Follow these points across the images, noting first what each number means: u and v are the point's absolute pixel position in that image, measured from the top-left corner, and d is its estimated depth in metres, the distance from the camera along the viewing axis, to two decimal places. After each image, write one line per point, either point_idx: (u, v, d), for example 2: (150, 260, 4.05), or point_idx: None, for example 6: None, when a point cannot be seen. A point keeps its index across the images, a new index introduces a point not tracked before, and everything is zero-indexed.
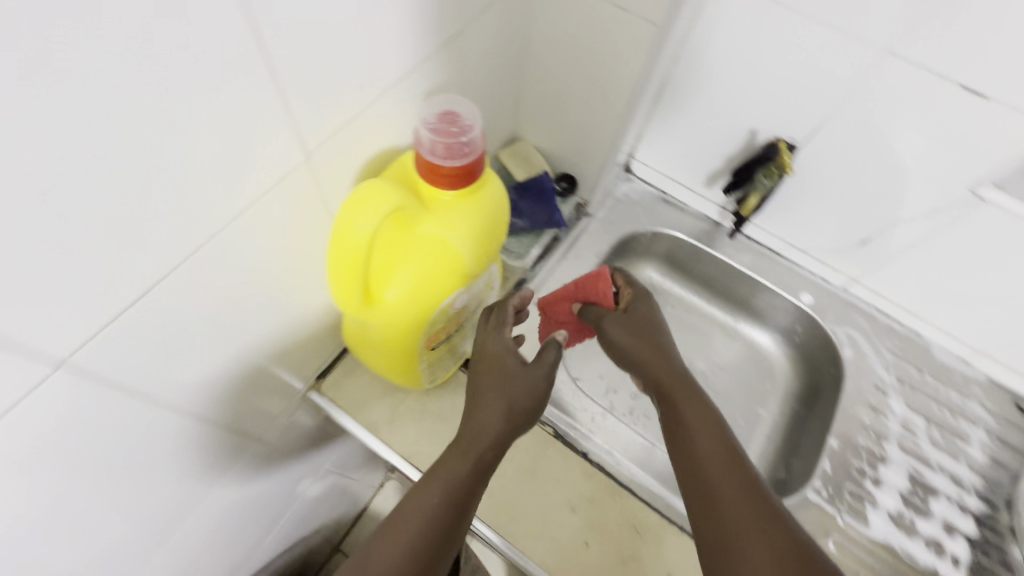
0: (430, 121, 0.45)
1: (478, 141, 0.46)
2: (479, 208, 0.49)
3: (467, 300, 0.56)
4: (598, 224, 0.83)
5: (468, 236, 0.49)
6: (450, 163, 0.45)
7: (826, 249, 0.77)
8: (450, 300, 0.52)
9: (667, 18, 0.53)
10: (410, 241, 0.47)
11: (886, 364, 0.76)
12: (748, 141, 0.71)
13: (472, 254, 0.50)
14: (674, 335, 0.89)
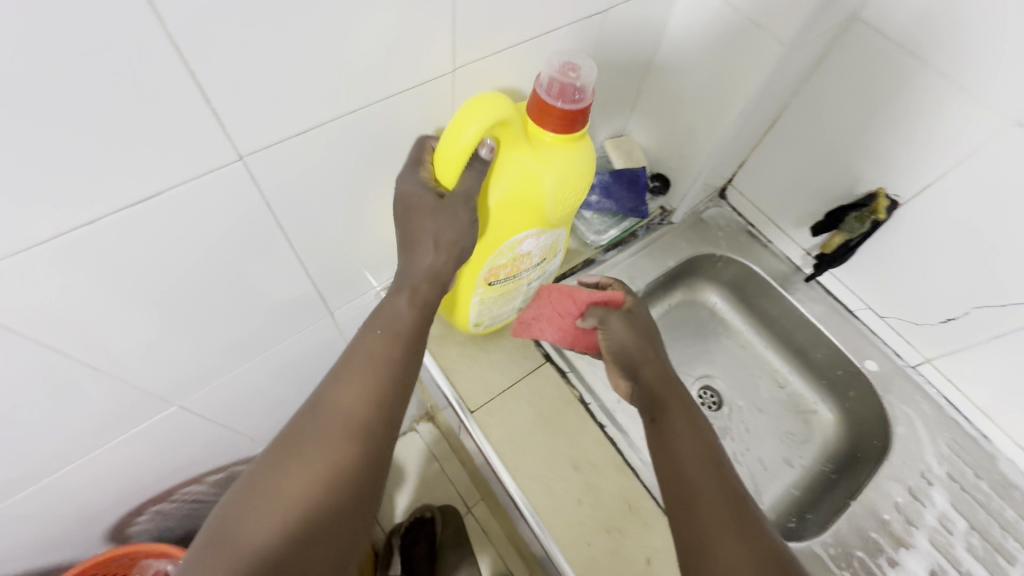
0: (551, 66, 0.47)
1: (588, 92, 0.48)
2: (574, 158, 0.51)
3: (535, 248, 0.58)
4: (677, 236, 0.86)
5: (560, 179, 0.51)
6: (558, 105, 0.48)
7: (905, 320, 0.75)
8: (521, 235, 0.55)
9: (798, 41, 0.56)
10: (505, 163, 0.50)
11: (940, 455, 0.71)
12: (849, 189, 0.72)
13: (556, 201, 0.53)
14: (721, 365, 0.89)
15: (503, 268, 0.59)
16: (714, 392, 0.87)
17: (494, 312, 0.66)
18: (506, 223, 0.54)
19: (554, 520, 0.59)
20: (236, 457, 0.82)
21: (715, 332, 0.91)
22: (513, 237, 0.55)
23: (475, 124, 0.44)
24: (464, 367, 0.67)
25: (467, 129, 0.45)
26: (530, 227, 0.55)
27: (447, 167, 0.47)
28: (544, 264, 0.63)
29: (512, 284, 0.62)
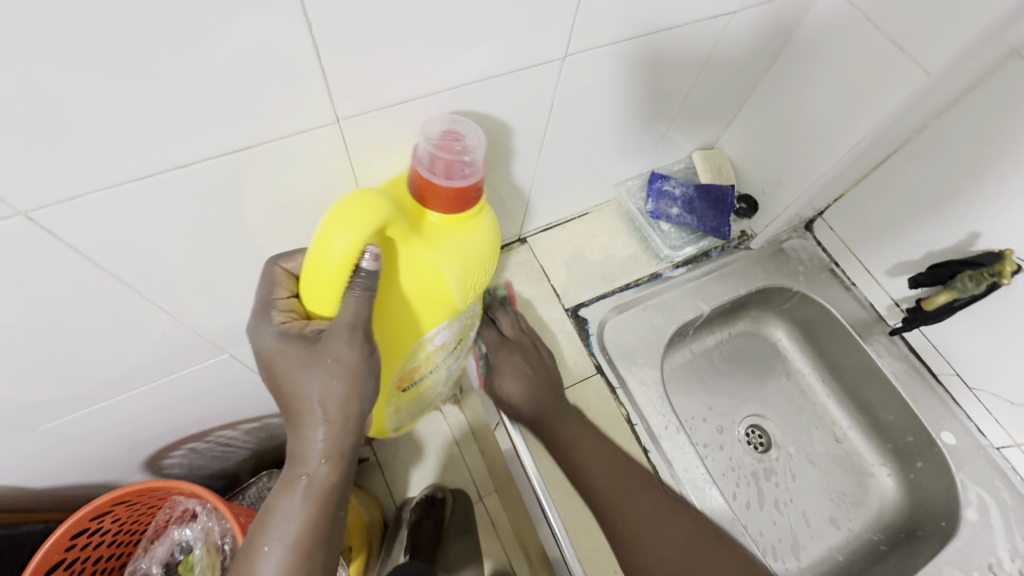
0: (432, 137, 0.43)
1: (479, 163, 0.44)
2: (474, 235, 0.47)
3: (448, 338, 0.56)
4: (753, 263, 0.80)
5: (465, 266, 0.48)
6: (449, 183, 0.43)
7: (998, 396, 0.68)
8: (433, 329, 0.53)
9: (946, 72, 0.50)
10: (399, 266, 0.46)
11: (1013, 550, 0.64)
12: (963, 244, 0.64)
13: (464, 287, 0.50)
14: (776, 406, 0.84)
15: (417, 368, 0.57)
16: (763, 433, 0.81)
17: (429, 389, 0.65)
18: (413, 322, 0.51)
19: (583, 540, 0.57)
20: (271, 409, 0.84)
21: (775, 370, 0.86)
22: (423, 338, 0.53)
23: (341, 246, 0.40)
24: (515, 367, 0.65)
25: (331, 249, 0.40)
26: (441, 321, 0.52)
27: (325, 292, 0.44)
28: (464, 342, 0.61)
29: (434, 372, 0.61)
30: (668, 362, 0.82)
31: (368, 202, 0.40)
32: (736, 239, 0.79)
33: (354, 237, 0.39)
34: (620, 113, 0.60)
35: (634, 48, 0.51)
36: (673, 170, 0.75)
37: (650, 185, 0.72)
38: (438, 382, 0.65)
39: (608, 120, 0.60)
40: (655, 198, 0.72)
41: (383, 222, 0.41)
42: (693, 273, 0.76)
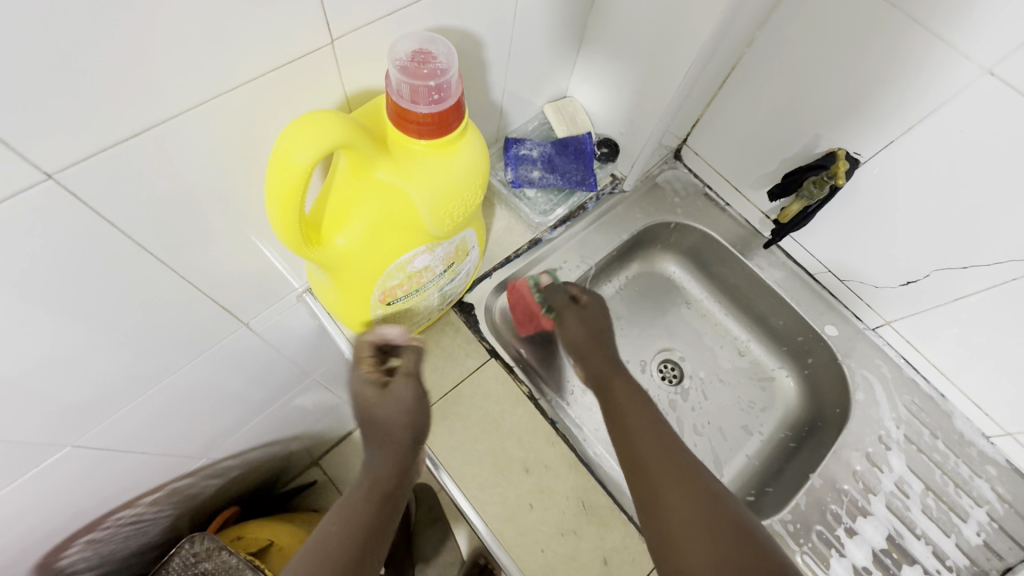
0: (399, 59, 0.37)
1: (454, 86, 0.38)
2: (459, 162, 0.42)
3: (432, 264, 0.50)
4: (630, 205, 0.80)
5: (442, 194, 0.42)
6: (419, 108, 0.37)
7: (866, 284, 0.72)
8: (411, 255, 0.46)
9: None
10: (365, 192, 0.40)
11: (898, 418, 0.71)
12: (809, 148, 0.66)
13: (440, 218, 0.44)
14: (681, 334, 0.86)
15: (398, 290, 0.49)
16: (674, 365, 0.83)
17: (411, 318, 0.57)
18: (383, 254, 0.44)
19: (505, 530, 0.56)
20: (169, 474, 0.76)
21: (674, 302, 0.87)
22: (402, 262, 0.46)
23: (306, 157, 0.34)
24: None
25: (293, 166, 0.34)
26: (417, 249, 0.46)
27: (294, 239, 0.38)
28: (453, 268, 0.55)
29: (416, 300, 0.53)
30: None
31: (336, 117, 0.35)
32: (609, 184, 0.77)
33: (318, 152, 0.34)
34: None
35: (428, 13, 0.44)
36: (529, 129, 0.72)
37: (506, 154, 0.68)
38: (423, 312, 0.57)
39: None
40: (513, 167, 0.67)
41: (353, 138, 0.36)
42: (570, 229, 0.74)
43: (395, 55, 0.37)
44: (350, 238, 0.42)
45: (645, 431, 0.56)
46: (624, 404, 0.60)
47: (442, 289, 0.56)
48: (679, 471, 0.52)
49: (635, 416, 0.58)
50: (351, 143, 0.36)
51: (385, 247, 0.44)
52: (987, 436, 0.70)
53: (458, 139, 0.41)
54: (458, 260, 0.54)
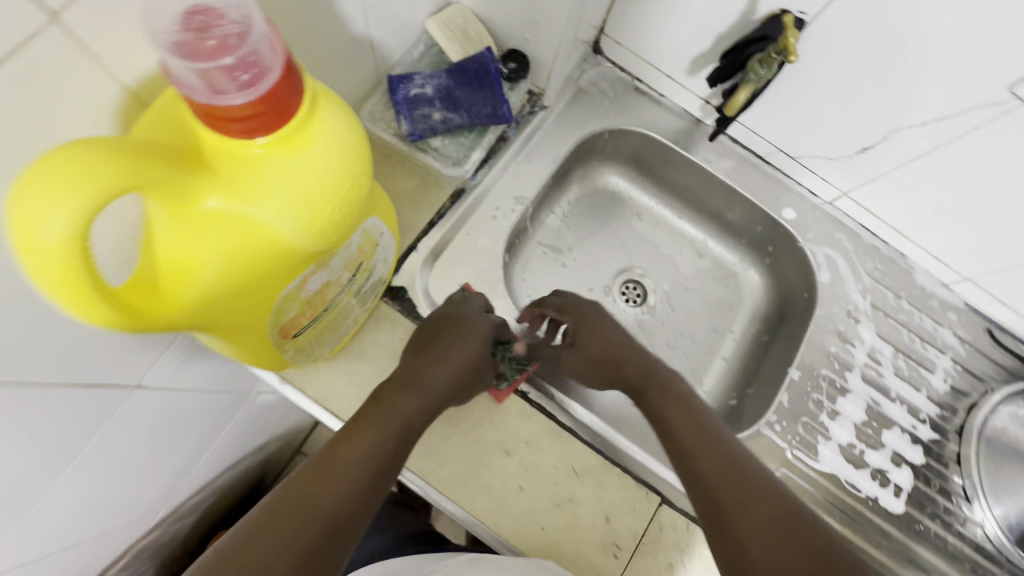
0: (171, 32, 0.23)
1: (269, 50, 0.26)
2: (319, 157, 0.30)
3: (333, 278, 0.39)
4: (556, 122, 0.69)
5: (309, 206, 0.31)
6: (228, 100, 0.25)
7: (820, 158, 0.66)
8: (300, 281, 0.36)
9: None
10: (197, 234, 0.28)
11: (864, 289, 0.69)
12: (745, 15, 0.55)
13: (317, 235, 0.33)
14: (637, 249, 0.80)
15: (301, 318, 0.39)
16: (636, 284, 0.78)
17: (333, 333, 0.47)
18: (259, 293, 0.34)
19: (500, 519, 0.53)
20: (126, 541, 0.69)
21: (624, 215, 0.80)
22: (290, 293, 0.36)
23: (64, 223, 0.23)
24: (345, 388, 0.53)
25: (51, 240, 0.23)
26: (304, 272, 0.35)
27: (132, 322, 0.28)
28: (363, 267, 0.44)
29: (329, 317, 0.44)
30: (517, 271, 0.73)
31: (91, 149, 0.23)
32: (526, 103, 0.66)
33: (81, 212, 0.23)
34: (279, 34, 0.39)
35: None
36: (415, 58, 0.57)
37: (394, 98, 0.53)
38: (345, 321, 0.48)
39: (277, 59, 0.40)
40: (407, 113, 0.53)
41: (136, 174, 0.24)
42: (493, 170, 0.64)
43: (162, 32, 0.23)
44: (204, 292, 0.31)
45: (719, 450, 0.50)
46: (665, 403, 0.56)
47: (359, 291, 0.47)
48: (742, 480, 0.47)
49: (700, 442, 0.51)
50: (137, 181, 0.24)
51: (259, 285, 0.33)
52: (947, 284, 0.70)
53: (304, 124, 0.29)
54: (366, 257, 0.44)
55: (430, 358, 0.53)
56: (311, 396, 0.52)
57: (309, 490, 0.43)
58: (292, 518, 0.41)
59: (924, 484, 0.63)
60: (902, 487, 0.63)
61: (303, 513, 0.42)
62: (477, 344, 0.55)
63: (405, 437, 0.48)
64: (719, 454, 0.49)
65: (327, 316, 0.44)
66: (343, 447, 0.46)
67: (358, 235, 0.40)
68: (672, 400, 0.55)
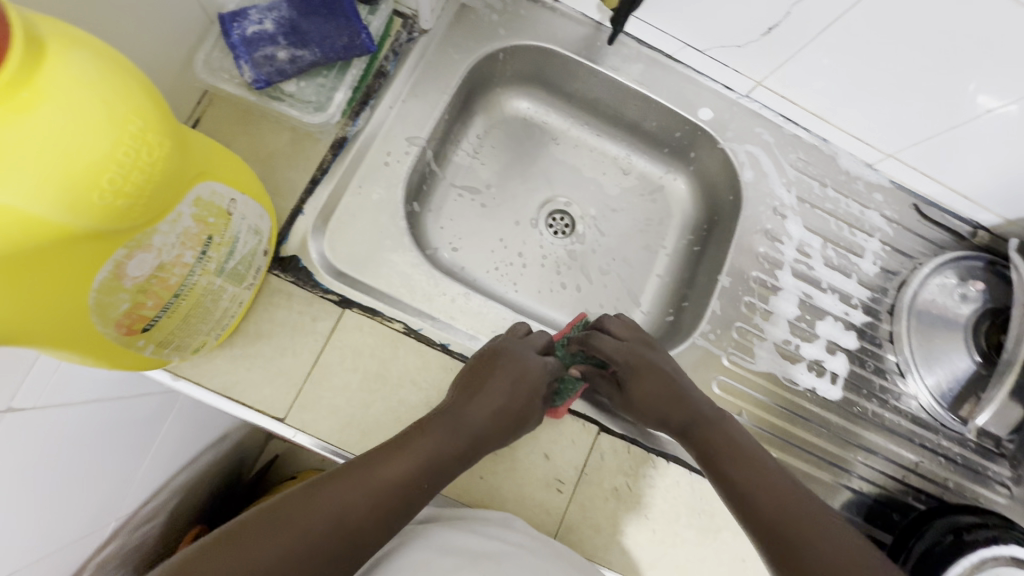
0: None
1: None
2: (63, 108, 0.24)
3: (167, 255, 0.34)
4: (441, 46, 0.62)
5: (73, 171, 0.25)
6: None
7: (727, 47, 0.61)
8: (115, 265, 0.31)
9: None
10: None
11: (789, 182, 0.67)
12: None
13: (105, 207, 0.27)
14: (558, 175, 0.75)
15: (144, 307, 0.35)
16: (562, 214, 0.74)
17: (206, 317, 0.43)
18: (60, 288, 0.29)
19: None
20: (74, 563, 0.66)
21: (539, 141, 0.75)
22: (106, 279, 0.31)
23: None
24: (247, 373, 0.49)
25: None
26: (115, 253, 0.30)
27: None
28: (217, 240, 0.39)
29: (188, 301, 0.39)
30: (431, 219, 0.68)
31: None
32: (401, 29, 0.59)
33: None
34: None
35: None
36: None
37: (228, 41, 0.45)
38: (220, 302, 0.43)
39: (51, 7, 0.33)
40: (247, 57, 0.45)
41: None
42: (377, 112, 0.58)
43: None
44: None
45: (727, 449, 0.50)
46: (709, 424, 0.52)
47: (224, 268, 0.42)
48: (787, 501, 0.45)
49: (715, 439, 0.50)
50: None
51: (54, 278, 0.28)
52: (871, 164, 0.69)
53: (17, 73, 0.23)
54: (217, 226, 0.39)
55: (480, 393, 0.50)
56: (208, 387, 0.48)
57: (299, 506, 0.40)
58: (273, 526, 0.38)
59: (860, 368, 0.64)
60: (838, 374, 0.63)
61: (282, 534, 0.38)
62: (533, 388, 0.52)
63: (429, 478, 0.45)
64: (767, 485, 0.47)
65: (188, 302, 0.39)
66: (365, 473, 0.42)
67: (192, 203, 0.35)
68: (714, 425, 0.52)
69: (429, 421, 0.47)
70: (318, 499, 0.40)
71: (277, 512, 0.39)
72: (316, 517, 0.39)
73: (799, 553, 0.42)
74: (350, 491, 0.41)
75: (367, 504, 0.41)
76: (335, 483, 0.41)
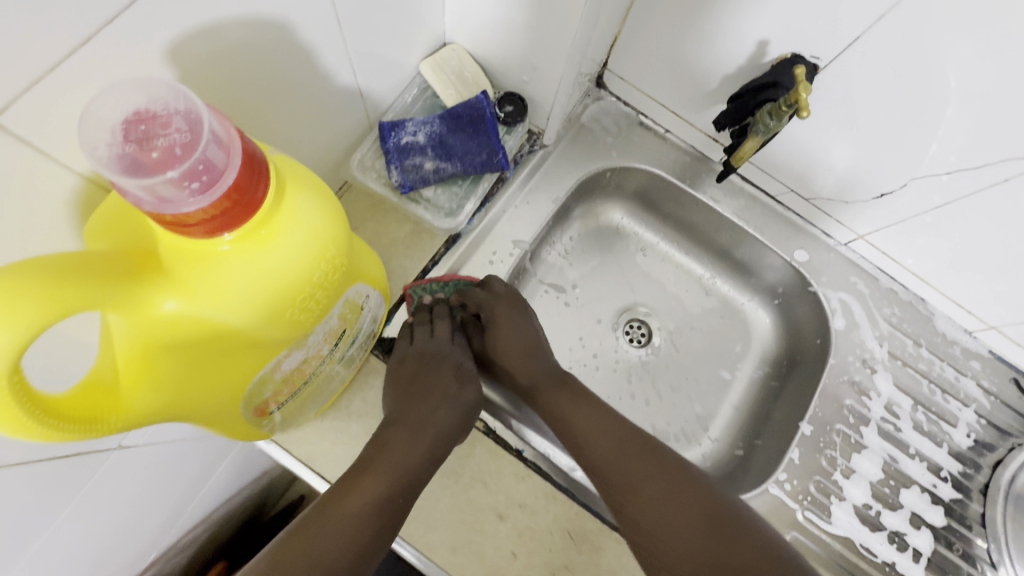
0: (118, 145, 0.21)
1: (226, 139, 0.24)
2: (286, 243, 0.28)
3: (312, 351, 0.37)
4: (556, 161, 0.67)
5: (278, 292, 0.29)
6: (187, 208, 0.23)
7: (834, 201, 0.63)
8: (274, 362, 0.34)
9: None
10: (154, 333, 0.26)
11: (881, 336, 0.66)
12: (754, 58, 0.53)
13: (288, 320, 0.31)
14: (642, 286, 0.77)
15: (279, 393, 0.38)
16: (641, 324, 0.75)
17: (318, 397, 0.45)
18: (228, 379, 0.32)
19: None
20: None
21: (628, 251, 0.77)
22: (263, 374, 0.34)
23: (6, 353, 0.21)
24: (333, 450, 0.51)
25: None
26: (279, 354, 0.33)
27: (85, 434, 0.26)
28: (348, 332, 0.43)
29: (313, 385, 0.42)
30: None
31: (16, 278, 0.21)
32: (526, 142, 0.64)
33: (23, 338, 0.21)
34: (258, 100, 0.38)
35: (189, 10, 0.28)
36: (408, 103, 0.56)
37: (385, 146, 0.51)
38: (333, 383, 0.46)
39: (255, 125, 0.39)
40: (397, 162, 0.51)
41: (75, 301, 0.22)
42: (491, 214, 0.61)
43: (103, 115, 0.21)
44: (167, 389, 0.29)
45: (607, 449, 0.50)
46: (571, 409, 0.53)
47: (345, 355, 0.45)
48: (680, 492, 0.47)
49: (603, 439, 0.51)
50: (76, 306, 0.22)
51: (227, 373, 0.31)
52: (970, 331, 0.67)
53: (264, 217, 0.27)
54: (351, 322, 0.42)
55: (421, 391, 0.50)
56: (297, 456, 0.50)
57: (291, 544, 0.40)
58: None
59: (946, 548, 0.60)
60: (922, 552, 0.59)
61: None
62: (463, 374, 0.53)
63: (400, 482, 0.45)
64: (667, 482, 0.47)
65: (312, 385, 0.42)
66: (340, 498, 0.43)
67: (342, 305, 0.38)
68: (585, 409, 0.53)
69: (386, 434, 0.47)
70: (317, 528, 0.41)
71: (283, 551, 0.39)
72: (317, 541, 0.40)
73: (658, 550, 0.45)
74: (332, 528, 0.41)
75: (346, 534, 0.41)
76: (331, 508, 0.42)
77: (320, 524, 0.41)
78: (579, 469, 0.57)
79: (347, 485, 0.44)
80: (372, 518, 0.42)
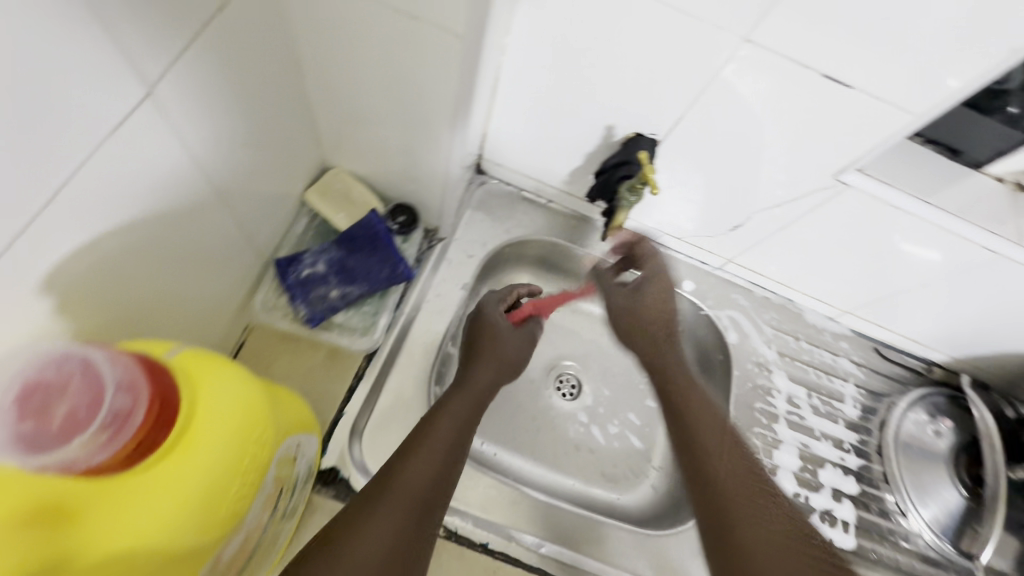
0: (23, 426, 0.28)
1: (116, 390, 0.30)
2: (205, 439, 0.33)
3: (254, 525, 0.38)
4: (456, 247, 0.70)
5: (205, 484, 0.33)
6: (92, 460, 0.29)
7: (701, 236, 0.72)
8: (216, 552, 0.35)
9: (479, 29, 0.38)
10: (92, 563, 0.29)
11: (768, 339, 0.76)
12: (605, 138, 0.61)
13: (219, 508, 0.34)
14: (563, 341, 0.81)
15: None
16: (570, 377, 0.79)
17: (266, 558, 0.44)
18: None
19: None
20: None
21: None
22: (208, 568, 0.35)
23: None
24: None
25: None
26: (218, 544, 0.35)
27: None
28: (287, 487, 0.43)
29: (259, 552, 0.41)
30: None
31: None
32: (424, 240, 0.67)
33: None
34: (142, 287, 0.37)
35: (60, 239, 0.30)
36: (299, 233, 0.57)
37: (285, 283, 0.52)
38: (278, 538, 0.44)
39: (139, 309, 0.39)
40: (302, 297, 0.52)
41: None
42: (407, 316, 0.62)
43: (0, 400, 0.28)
44: None
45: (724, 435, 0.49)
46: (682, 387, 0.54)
47: (288, 508, 0.44)
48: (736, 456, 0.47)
49: (701, 411, 0.51)
50: None
51: None
52: (833, 317, 0.79)
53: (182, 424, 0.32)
54: (289, 477, 0.42)
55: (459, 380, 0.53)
56: None
57: (367, 514, 0.39)
58: (365, 534, 0.38)
59: (865, 510, 0.69)
60: (848, 521, 0.68)
61: (377, 535, 0.38)
62: (500, 357, 0.56)
63: (450, 456, 0.46)
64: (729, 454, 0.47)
65: (262, 554, 0.42)
66: (407, 468, 0.43)
67: (275, 465, 0.39)
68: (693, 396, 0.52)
69: (431, 416, 0.49)
70: (390, 502, 0.40)
71: (354, 527, 0.38)
72: (384, 516, 0.40)
73: (734, 532, 0.42)
74: (397, 504, 0.41)
75: (413, 512, 0.41)
76: (393, 474, 0.43)
77: (387, 500, 0.41)
78: (545, 543, 0.59)
79: (404, 460, 0.44)
80: (420, 494, 0.42)
